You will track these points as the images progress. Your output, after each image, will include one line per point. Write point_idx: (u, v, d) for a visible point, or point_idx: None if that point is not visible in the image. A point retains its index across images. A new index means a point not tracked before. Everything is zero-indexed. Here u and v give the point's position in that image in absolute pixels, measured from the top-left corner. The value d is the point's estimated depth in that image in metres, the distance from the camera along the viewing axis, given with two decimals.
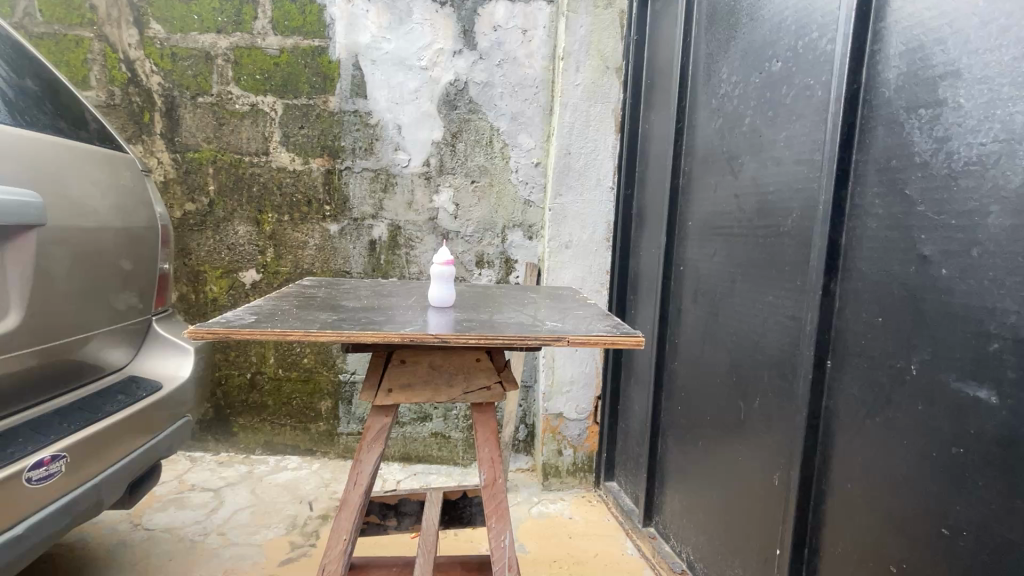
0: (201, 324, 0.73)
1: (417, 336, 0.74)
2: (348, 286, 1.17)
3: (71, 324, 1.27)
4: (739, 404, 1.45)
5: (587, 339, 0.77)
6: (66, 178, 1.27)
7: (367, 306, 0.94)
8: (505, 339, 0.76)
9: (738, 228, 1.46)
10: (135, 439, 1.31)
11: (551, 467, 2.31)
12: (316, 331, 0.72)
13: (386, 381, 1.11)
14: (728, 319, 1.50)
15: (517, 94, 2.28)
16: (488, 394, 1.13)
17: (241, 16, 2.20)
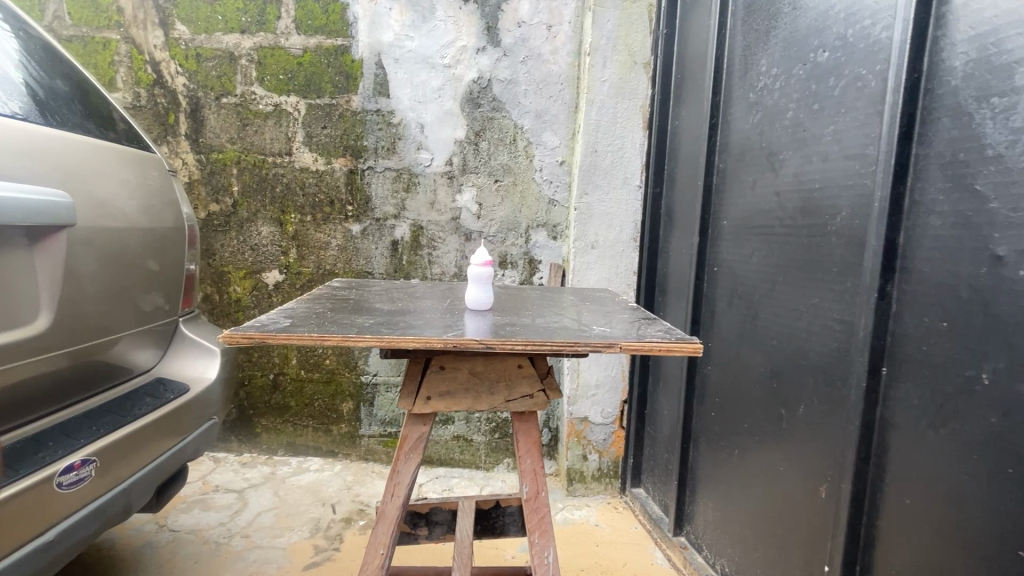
0: (236, 327, 0.70)
1: (460, 341, 0.70)
2: (375, 287, 1.14)
3: (100, 326, 1.25)
4: (780, 411, 1.38)
5: (640, 345, 0.72)
6: (94, 179, 1.25)
7: (401, 308, 0.90)
8: (552, 345, 0.72)
9: (779, 227, 1.40)
10: (163, 442, 1.29)
11: (576, 472, 2.26)
12: (355, 336, 0.69)
13: (426, 390, 1.07)
14: (767, 323, 1.44)
15: (541, 91, 2.24)
16: (531, 402, 1.09)
17: (265, 16, 2.19)
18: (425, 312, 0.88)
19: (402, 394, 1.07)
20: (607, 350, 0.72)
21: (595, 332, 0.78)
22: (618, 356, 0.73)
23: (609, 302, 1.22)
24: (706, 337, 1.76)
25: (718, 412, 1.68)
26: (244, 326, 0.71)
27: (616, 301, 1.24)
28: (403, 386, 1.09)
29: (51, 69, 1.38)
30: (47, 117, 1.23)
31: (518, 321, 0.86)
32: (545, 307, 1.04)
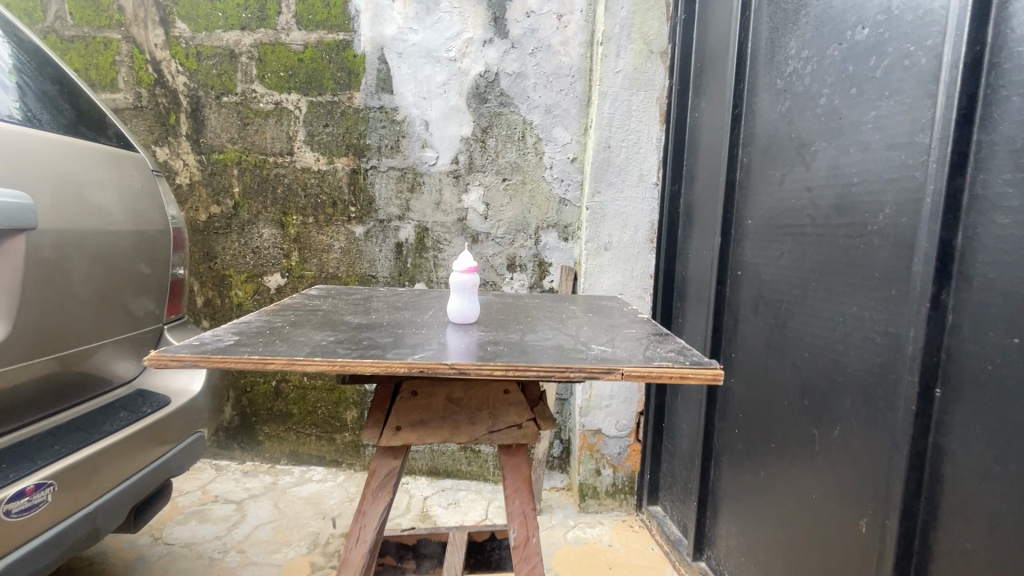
0: (168, 347, 0.59)
1: (431, 366, 0.59)
2: (354, 296, 1.04)
3: (70, 337, 1.18)
4: (812, 432, 1.24)
5: (643, 371, 0.61)
6: (55, 180, 1.16)
7: (376, 322, 0.79)
8: (539, 370, 0.60)
9: (811, 227, 1.25)
10: (138, 461, 1.20)
11: (589, 488, 2.13)
12: (302, 359, 0.58)
13: (396, 420, 1.01)
14: (798, 333, 1.29)
15: (552, 84, 2.12)
16: (519, 434, 1.02)
17: (265, 11, 2.12)
18: (405, 334, 0.74)
19: (367, 425, 1.01)
20: (605, 376, 0.61)
21: (591, 354, 0.67)
22: (617, 383, 0.62)
23: (617, 313, 1.10)
24: (729, 347, 1.62)
25: (742, 429, 1.54)
26: (180, 346, 0.60)
27: (624, 312, 1.12)
28: (367, 416, 1.03)
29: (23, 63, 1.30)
30: (11, 111, 1.15)
31: (508, 339, 0.74)
32: (542, 320, 0.92)
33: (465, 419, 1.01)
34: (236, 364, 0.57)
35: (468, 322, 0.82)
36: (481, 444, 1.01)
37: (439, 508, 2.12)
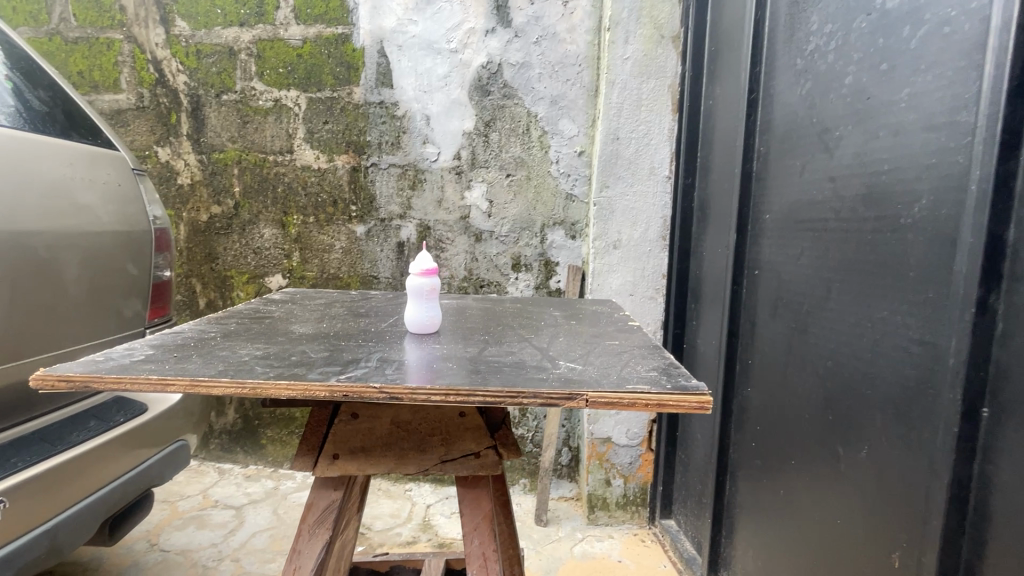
0: (50, 366, 0.65)
1: (356, 391, 0.62)
2: (343, 325, 0.98)
3: (34, 343, 1.13)
4: (836, 450, 1.11)
5: (605, 398, 0.60)
6: (12, 178, 1.09)
7: (326, 352, 0.77)
8: (484, 397, 0.61)
9: (834, 221, 1.12)
10: (105, 473, 1.16)
11: (598, 499, 2.02)
12: (204, 381, 0.62)
13: (332, 448, 0.98)
14: (820, 340, 1.16)
15: (557, 74, 2.01)
16: (474, 464, 0.97)
17: (263, 6, 2.07)
18: (354, 366, 0.70)
19: (301, 453, 0.98)
20: (568, 402, 0.61)
21: (556, 377, 0.66)
22: (582, 410, 0.61)
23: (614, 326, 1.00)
24: (745, 353, 1.50)
25: (760, 442, 1.41)
26: (76, 368, 0.65)
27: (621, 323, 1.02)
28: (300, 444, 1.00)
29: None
30: None
31: (475, 382, 0.66)
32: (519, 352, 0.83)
33: (410, 447, 0.97)
34: (121, 383, 0.63)
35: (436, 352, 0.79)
36: (429, 474, 0.97)
37: (441, 516, 2.04)
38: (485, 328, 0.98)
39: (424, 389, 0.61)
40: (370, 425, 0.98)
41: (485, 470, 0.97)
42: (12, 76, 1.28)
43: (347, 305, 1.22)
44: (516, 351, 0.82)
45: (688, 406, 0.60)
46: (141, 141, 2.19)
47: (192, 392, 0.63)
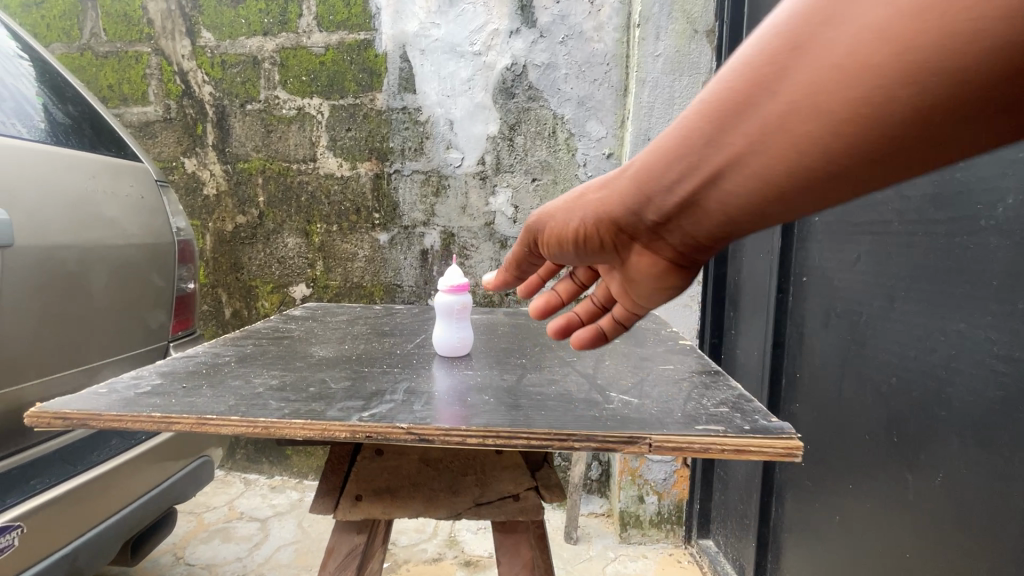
0: (49, 400, 0.65)
1: (380, 431, 0.59)
2: (365, 347, 0.98)
3: (58, 359, 1.11)
4: (903, 475, 1.01)
5: (671, 441, 0.58)
6: (33, 192, 1.06)
7: (347, 382, 0.77)
8: (528, 439, 0.58)
9: (897, 224, 1.03)
10: (125, 494, 1.13)
11: (631, 516, 1.91)
12: (211, 421, 0.61)
13: (355, 488, 0.95)
14: (881, 353, 1.07)
15: (584, 74, 1.95)
16: (512, 507, 0.95)
17: (286, 15, 2.06)
18: (380, 400, 0.68)
19: (322, 495, 0.95)
20: (627, 447, 0.58)
21: (609, 414, 0.65)
22: (646, 453, 0.59)
23: (652, 355, 0.95)
24: (792, 365, 1.40)
25: (811, 463, 1.30)
26: (84, 406, 0.65)
27: (662, 350, 0.98)
28: (320, 484, 0.97)
29: (15, 71, 1.23)
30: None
31: (514, 424, 0.61)
32: (556, 384, 0.78)
33: (442, 487, 0.95)
34: (123, 422, 0.62)
35: (466, 383, 0.77)
36: (462, 517, 0.93)
37: (467, 532, 1.98)
38: (519, 356, 0.94)
39: (460, 431, 0.59)
40: (400, 463, 0.96)
41: (522, 514, 0.94)
42: (38, 89, 1.28)
43: (370, 322, 1.21)
44: (551, 384, 0.78)
45: (770, 454, 0.57)
46: (168, 152, 2.21)
47: (197, 431, 0.61)
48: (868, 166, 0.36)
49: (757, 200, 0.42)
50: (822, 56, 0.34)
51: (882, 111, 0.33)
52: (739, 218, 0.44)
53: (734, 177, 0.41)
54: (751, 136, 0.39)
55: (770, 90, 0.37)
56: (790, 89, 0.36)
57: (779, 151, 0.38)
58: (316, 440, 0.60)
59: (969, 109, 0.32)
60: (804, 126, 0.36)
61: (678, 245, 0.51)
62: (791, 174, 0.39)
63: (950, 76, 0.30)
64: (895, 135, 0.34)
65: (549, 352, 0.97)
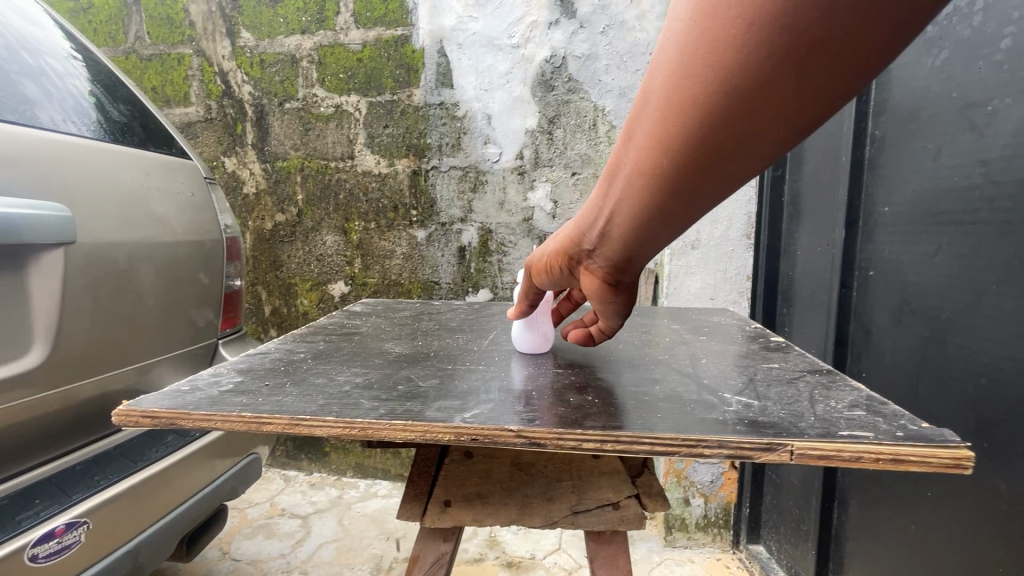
0: (133, 399, 0.63)
1: (492, 434, 0.57)
2: (439, 344, 0.98)
3: (111, 356, 1.12)
4: (993, 481, 0.94)
5: (816, 446, 0.54)
6: (87, 187, 1.07)
7: (436, 380, 0.75)
8: (655, 441, 0.56)
9: (987, 211, 0.95)
10: (181, 491, 1.13)
11: (676, 519, 1.85)
12: (308, 418, 0.60)
13: (444, 493, 0.92)
14: (967, 353, 0.99)
15: (626, 65, 1.89)
16: (613, 516, 0.90)
17: (324, 12, 2.05)
18: (477, 400, 0.67)
19: (410, 500, 0.92)
20: (766, 453, 0.54)
21: (736, 418, 0.62)
22: (786, 462, 0.55)
23: (746, 355, 0.91)
24: (856, 364, 1.33)
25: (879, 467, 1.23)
26: (169, 404, 0.63)
27: (752, 349, 0.95)
28: (406, 490, 0.94)
29: (69, 71, 1.25)
30: (55, 120, 1.10)
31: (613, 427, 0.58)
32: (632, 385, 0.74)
33: (536, 493, 0.91)
34: (212, 421, 0.61)
35: (553, 385, 0.75)
36: (558, 526, 0.89)
37: (508, 533, 1.95)
38: (599, 357, 0.92)
39: (574, 435, 0.57)
40: (491, 467, 0.94)
41: (623, 526, 0.89)
42: (91, 88, 1.29)
43: (434, 317, 1.21)
44: (654, 384, 0.76)
45: (932, 466, 0.52)
46: (209, 152, 2.24)
47: (293, 431, 0.60)
48: (694, 194, 0.52)
49: (646, 227, 0.58)
50: (638, 136, 0.51)
51: (675, 164, 0.49)
52: (643, 240, 0.61)
53: (623, 215, 0.59)
54: (623, 189, 0.56)
55: (625, 157, 0.54)
56: (632, 155, 0.53)
57: (638, 196, 0.55)
58: (419, 442, 0.58)
59: (730, 145, 0.45)
60: (642, 181, 0.53)
61: (616, 267, 0.69)
62: (653, 209, 0.55)
63: (699, 138, 0.46)
64: (701, 173, 0.49)
65: (629, 352, 0.95)
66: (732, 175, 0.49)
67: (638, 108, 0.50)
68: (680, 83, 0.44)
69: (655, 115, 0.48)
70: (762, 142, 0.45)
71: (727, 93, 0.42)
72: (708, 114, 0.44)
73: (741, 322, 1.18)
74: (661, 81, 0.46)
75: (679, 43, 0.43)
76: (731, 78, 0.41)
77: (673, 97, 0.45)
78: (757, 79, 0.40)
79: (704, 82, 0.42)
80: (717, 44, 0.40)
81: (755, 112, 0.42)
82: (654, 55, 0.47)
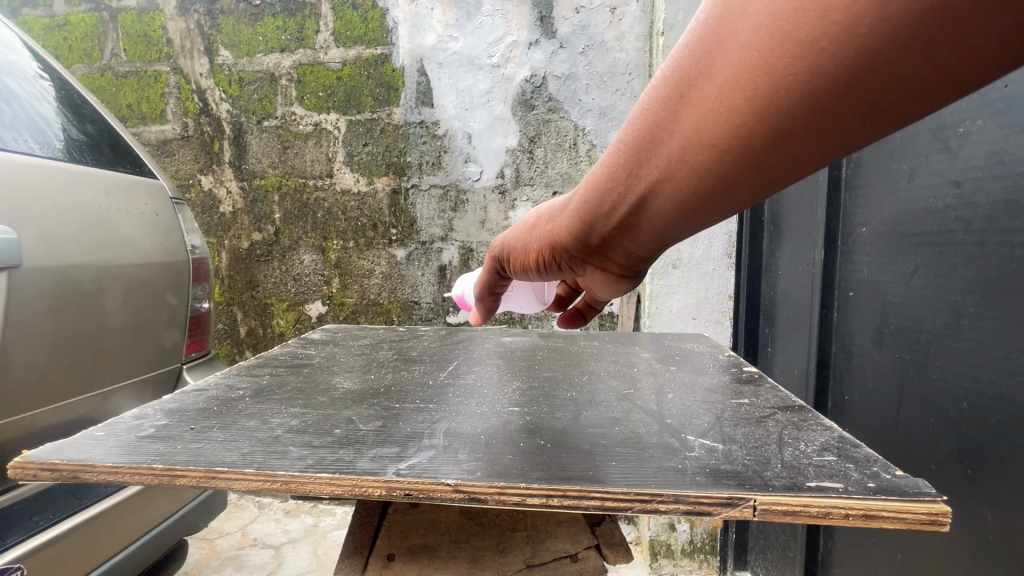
0: (34, 449, 0.62)
1: (427, 488, 0.56)
2: (392, 377, 0.95)
3: (66, 383, 1.06)
4: (980, 509, 0.91)
5: (778, 500, 0.52)
6: (43, 210, 1.03)
7: (378, 423, 0.73)
8: (605, 497, 0.54)
9: (962, 233, 0.94)
10: (132, 531, 1.07)
11: (661, 545, 1.79)
12: (219, 471, 0.58)
13: (387, 546, 0.85)
14: (948, 377, 0.97)
15: (606, 85, 1.90)
16: (571, 569, 0.86)
17: (304, 31, 2.04)
18: (417, 447, 0.64)
19: (351, 553, 0.85)
20: (728, 509, 0.53)
21: (697, 467, 0.60)
22: (750, 517, 0.53)
23: (715, 389, 0.89)
24: (839, 388, 1.31)
25: None
26: (77, 454, 0.62)
27: (723, 382, 0.92)
28: (345, 542, 0.86)
29: (34, 91, 1.21)
30: (10, 138, 1.05)
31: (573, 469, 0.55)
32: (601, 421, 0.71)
33: (488, 545, 0.85)
34: (120, 474, 0.59)
35: (505, 428, 0.72)
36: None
37: None
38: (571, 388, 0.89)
39: (518, 489, 0.55)
40: (439, 517, 0.89)
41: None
42: (57, 109, 1.26)
43: (395, 346, 1.18)
44: (614, 425, 0.73)
45: (907, 522, 0.50)
46: (184, 170, 2.19)
47: (209, 485, 0.58)
48: (755, 179, 0.46)
49: (674, 218, 0.54)
50: (687, 118, 0.44)
51: (750, 138, 0.42)
52: (665, 232, 0.57)
53: (658, 197, 0.52)
54: (652, 176, 0.50)
55: (661, 140, 0.47)
56: (674, 139, 0.46)
57: (677, 186, 0.49)
58: (347, 497, 0.56)
59: (806, 143, 0.41)
60: (700, 155, 0.45)
61: (627, 256, 0.65)
62: (691, 201, 0.50)
63: (793, 106, 0.39)
64: (762, 165, 0.44)
65: (595, 385, 0.92)
66: (788, 175, 0.45)
67: (692, 83, 0.43)
68: (773, 64, 0.37)
69: (732, 83, 0.40)
70: (841, 146, 0.41)
71: (830, 88, 0.37)
72: (818, 79, 0.36)
73: (714, 349, 1.16)
74: (750, 43, 0.38)
75: (776, 13, 0.36)
76: (846, 70, 0.35)
77: (777, 48, 0.37)
78: (876, 77, 0.35)
79: (808, 68, 0.36)
80: (838, 25, 0.34)
81: (872, 98, 0.36)
82: (727, 26, 0.40)
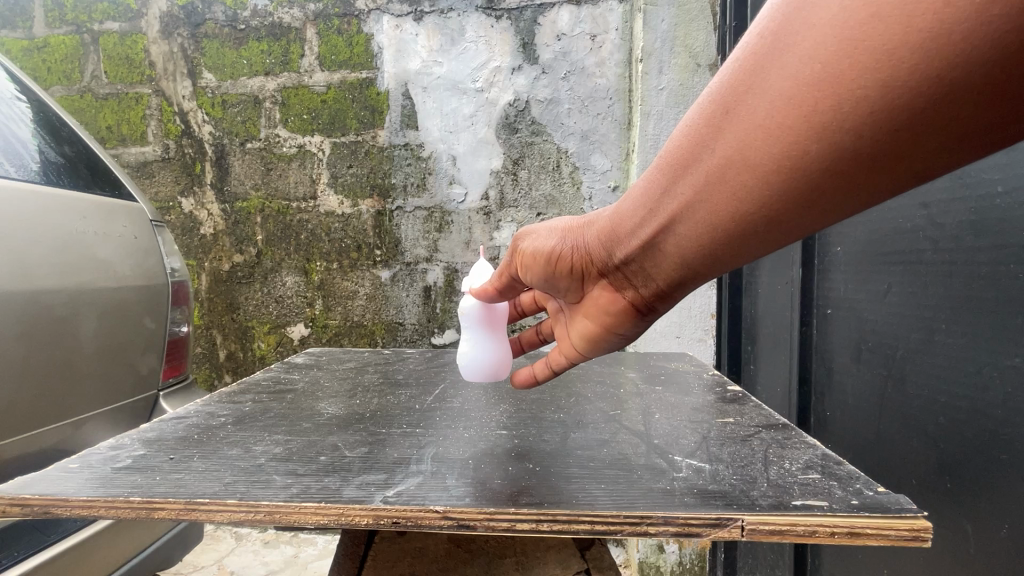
0: (4, 484, 0.59)
1: (413, 515, 0.55)
2: (378, 403, 0.93)
3: (34, 411, 1.02)
4: (961, 522, 0.92)
5: (767, 522, 0.52)
6: (19, 236, 1.01)
7: (364, 449, 0.72)
8: (596, 522, 0.53)
9: (930, 253, 0.98)
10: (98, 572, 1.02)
11: (650, 567, 1.78)
12: (197, 504, 0.56)
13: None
14: (924, 392, 0.99)
15: (587, 109, 1.95)
16: None
17: (288, 55, 2.06)
18: (404, 474, 0.63)
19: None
20: (718, 530, 0.53)
21: (686, 487, 0.60)
22: (738, 537, 0.53)
23: (701, 409, 0.89)
24: (820, 404, 1.33)
25: None
26: (49, 488, 0.60)
27: (709, 402, 0.93)
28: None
29: (11, 113, 1.20)
30: None
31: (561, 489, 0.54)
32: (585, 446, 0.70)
33: (477, 571, 0.84)
34: (95, 508, 0.57)
35: (492, 452, 0.72)
36: None
37: None
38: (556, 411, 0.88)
39: (508, 515, 0.54)
40: (427, 545, 0.88)
41: None
42: (34, 131, 1.24)
43: (380, 370, 1.17)
44: (602, 446, 0.73)
45: (889, 538, 0.51)
46: (164, 192, 2.16)
47: (187, 517, 0.56)
48: (798, 203, 0.48)
49: (709, 242, 0.55)
50: (743, 125, 0.47)
51: (806, 153, 0.45)
52: (693, 259, 0.59)
53: (697, 214, 0.54)
54: (697, 186, 0.53)
55: (710, 150, 0.51)
56: (725, 148, 0.49)
57: (722, 199, 0.51)
58: (332, 526, 0.54)
59: (863, 161, 0.44)
60: (751, 169, 0.48)
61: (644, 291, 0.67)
62: (732, 219, 0.52)
63: (852, 121, 0.41)
64: (811, 186, 0.47)
65: (583, 407, 0.91)
66: (831, 204, 0.48)
67: (747, 95, 0.47)
68: (840, 72, 0.40)
69: (794, 96, 0.43)
70: (894, 171, 0.44)
71: (895, 105, 0.39)
72: (885, 96, 0.39)
73: (699, 368, 1.17)
74: (816, 56, 0.42)
75: (847, 24, 0.39)
76: (919, 83, 0.38)
77: (846, 63, 0.40)
78: (942, 93, 0.38)
79: (878, 81, 0.39)
80: (916, 33, 0.36)
81: (929, 121, 0.39)
82: (786, 43, 0.43)
